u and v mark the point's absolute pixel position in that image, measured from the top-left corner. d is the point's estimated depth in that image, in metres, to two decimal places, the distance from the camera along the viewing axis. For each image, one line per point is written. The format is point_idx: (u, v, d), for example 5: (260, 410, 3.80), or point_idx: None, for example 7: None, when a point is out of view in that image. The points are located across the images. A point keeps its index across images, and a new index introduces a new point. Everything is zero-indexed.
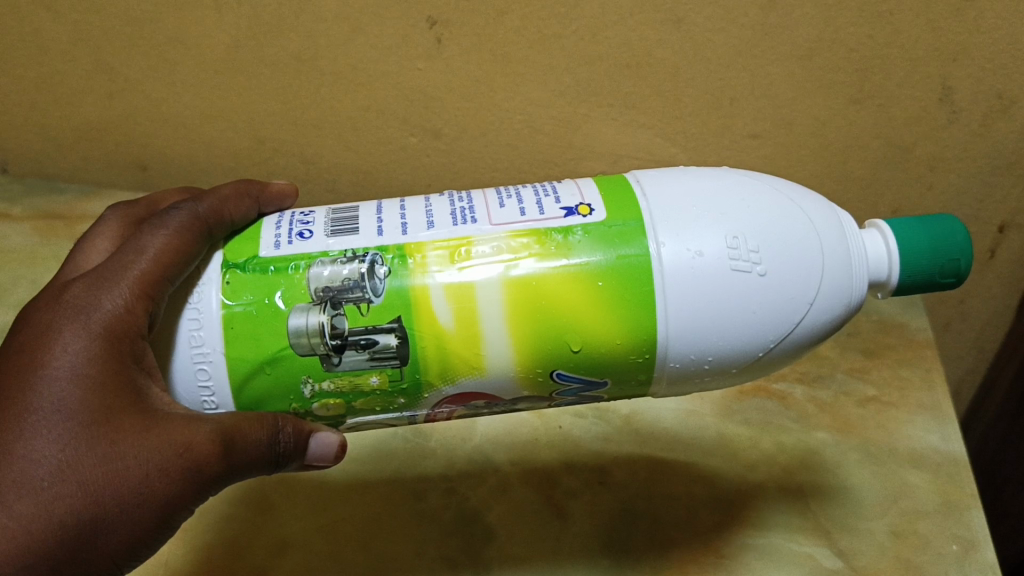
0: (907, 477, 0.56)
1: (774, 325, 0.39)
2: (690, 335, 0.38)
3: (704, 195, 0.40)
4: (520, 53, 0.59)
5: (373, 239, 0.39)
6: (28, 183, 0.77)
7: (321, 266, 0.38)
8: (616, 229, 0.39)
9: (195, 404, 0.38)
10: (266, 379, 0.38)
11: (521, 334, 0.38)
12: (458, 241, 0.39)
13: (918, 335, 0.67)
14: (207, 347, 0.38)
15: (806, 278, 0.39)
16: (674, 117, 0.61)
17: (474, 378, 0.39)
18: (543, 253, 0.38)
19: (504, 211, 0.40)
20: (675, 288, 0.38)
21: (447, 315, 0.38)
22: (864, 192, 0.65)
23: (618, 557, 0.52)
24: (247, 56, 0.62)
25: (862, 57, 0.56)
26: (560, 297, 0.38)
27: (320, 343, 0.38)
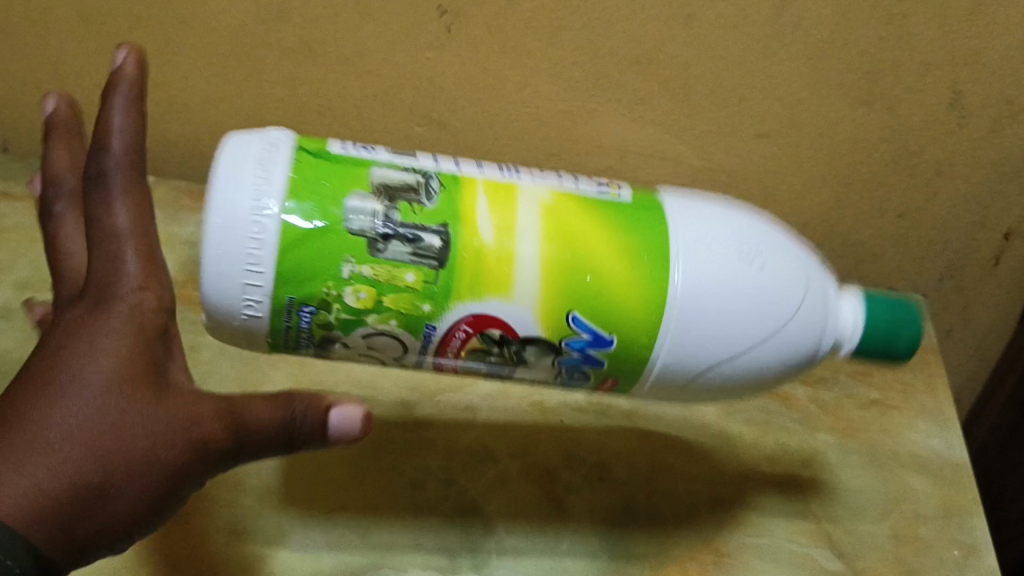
0: (909, 481, 0.56)
1: (749, 341, 0.43)
2: (683, 345, 0.43)
3: (718, 234, 0.44)
4: (530, 43, 0.58)
5: (425, 165, 0.44)
6: (28, 162, 0.73)
7: (385, 171, 0.43)
8: (645, 241, 0.43)
9: (234, 293, 0.40)
10: (309, 295, 0.40)
11: (553, 286, 0.42)
12: (509, 187, 0.44)
13: (922, 340, 0.67)
14: (263, 265, 0.40)
15: (792, 313, 0.44)
16: (683, 114, 0.61)
17: (500, 301, 0.42)
18: (576, 213, 0.43)
19: (547, 176, 0.45)
20: (683, 302, 0.42)
21: (492, 248, 0.41)
22: (871, 197, 0.65)
23: (615, 550, 0.52)
24: (254, 40, 0.61)
25: (874, 59, 0.56)
26: (594, 249, 0.43)
27: (371, 229, 0.41)
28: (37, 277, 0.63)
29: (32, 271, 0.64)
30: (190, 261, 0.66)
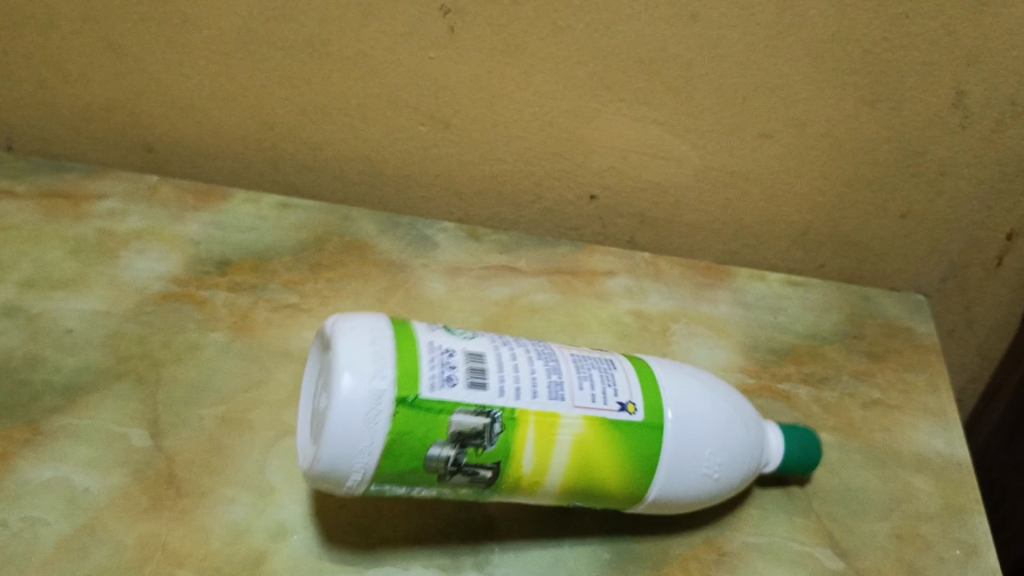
0: (911, 481, 0.56)
1: (707, 495, 0.48)
2: (668, 490, 0.46)
3: (691, 424, 0.46)
4: (534, 43, 0.58)
5: (496, 396, 0.43)
6: (32, 161, 0.72)
7: (461, 414, 0.42)
8: (654, 440, 0.45)
9: (347, 457, 0.40)
10: (402, 473, 0.42)
11: (572, 479, 0.45)
12: (550, 418, 0.43)
13: (924, 339, 0.67)
14: (371, 458, 0.41)
15: (747, 474, 0.50)
16: (686, 114, 0.61)
17: (527, 495, 0.45)
18: (605, 442, 0.44)
19: (581, 393, 0.45)
20: (664, 481, 0.46)
21: (529, 467, 0.44)
22: (874, 196, 0.65)
23: (620, 549, 0.51)
24: (259, 40, 0.61)
25: (877, 58, 0.56)
26: (601, 463, 0.45)
27: (442, 466, 0.43)
28: (40, 275, 0.63)
29: (35, 269, 0.64)
30: (193, 259, 0.66)
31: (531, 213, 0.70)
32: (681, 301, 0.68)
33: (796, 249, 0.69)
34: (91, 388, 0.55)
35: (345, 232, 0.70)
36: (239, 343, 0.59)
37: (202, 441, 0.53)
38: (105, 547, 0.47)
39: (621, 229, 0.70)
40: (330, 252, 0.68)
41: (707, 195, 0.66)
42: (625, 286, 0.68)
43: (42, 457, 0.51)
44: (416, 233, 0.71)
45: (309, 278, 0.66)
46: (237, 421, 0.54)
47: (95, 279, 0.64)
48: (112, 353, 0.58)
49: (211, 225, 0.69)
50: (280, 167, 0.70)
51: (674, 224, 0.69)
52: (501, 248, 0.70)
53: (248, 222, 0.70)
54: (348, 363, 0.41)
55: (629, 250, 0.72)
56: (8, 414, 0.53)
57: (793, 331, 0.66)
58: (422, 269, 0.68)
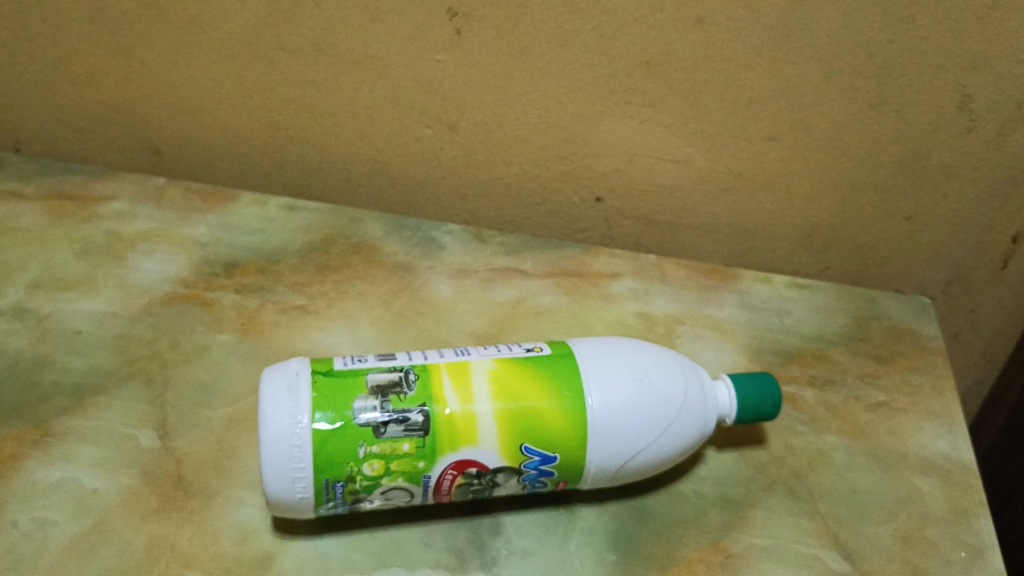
0: (917, 484, 0.56)
1: (654, 417, 0.46)
2: (607, 408, 0.46)
3: (597, 352, 0.48)
4: (540, 46, 0.59)
5: (406, 362, 0.47)
6: (40, 163, 0.73)
7: (375, 374, 0.46)
8: (563, 362, 0.48)
9: (282, 477, 0.43)
10: (336, 437, 0.43)
11: (508, 420, 0.45)
12: (461, 365, 0.47)
13: (930, 342, 0.67)
14: (305, 465, 0.43)
15: (696, 400, 0.49)
16: (691, 117, 0.61)
17: (471, 448, 0.44)
18: (518, 371, 0.47)
19: (487, 350, 0.49)
20: (596, 400, 0.46)
21: (455, 406, 0.45)
22: (880, 198, 0.65)
23: (626, 551, 0.50)
24: (267, 43, 0.62)
25: (883, 62, 0.56)
26: (525, 394, 0.46)
27: (372, 419, 0.44)
28: (48, 276, 0.64)
29: (44, 270, 0.64)
30: (201, 261, 0.66)
31: (537, 216, 0.70)
32: (686, 303, 0.68)
33: (801, 252, 0.70)
34: (99, 389, 0.56)
35: (351, 235, 0.70)
36: (246, 344, 0.60)
37: (210, 442, 0.53)
38: (114, 548, 0.47)
39: (627, 232, 0.71)
40: (336, 254, 0.68)
41: (712, 198, 0.66)
42: (631, 288, 0.69)
43: (52, 458, 0.51)
44: (422, 235, 0.71)
45: (316, 280, 0.66)
46: (245, 422, 0.54)
47: (102, 281, 0.64)
48: (120, 354, 0.58)
49: (218, 227, 0.69)
50: (287, 169, 0.70)
51: (680, 227, 0.69)
52: (507, 251, 0.70)
53: (255, 224, 0.70)
54: (268, 394, 0.44)
55: (635, 253, 0.72)
56: (18, 415, 0.53)
57: (798, 334, 0.66)
58: (428, 271, 0.68)
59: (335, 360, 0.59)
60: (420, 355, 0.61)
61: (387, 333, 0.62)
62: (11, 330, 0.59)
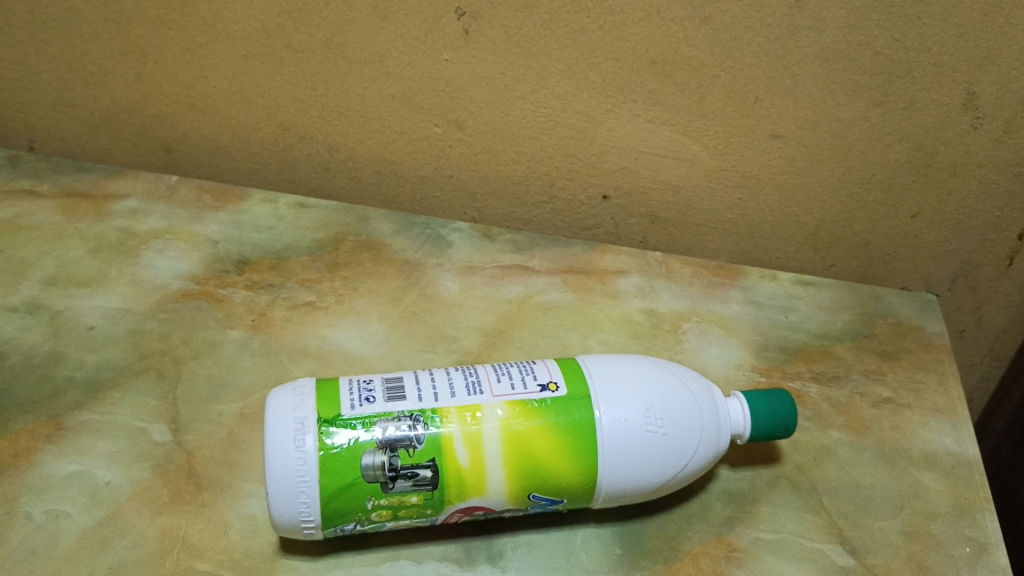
0: (921, 479, 0.56)
1: (662, 467, 0.47)
2: (618, 460, 0.46)
3: (611, 391, 0.47)
4: (547, 45, 0.59)
5: (416, 403, 0.46)
6: (54, 161, 0.74)
7: (384, 423, 0.45)
8: (577, 405, 0.47)
9: (291, 516, 0.44)
10: (344, 492, 0.44)
11: (516, 471, 0.46)
12: (471, 410, 0.46)
13: (935, 339, 0.67)
14: (312, 517, 0.44)
15: (707, 438, 0.49)
16: (697, 115, 0.62)
17: (479, 497, 0.46)
18: (530, 419, 0.46)
19: (500, 385, 0.48)
20: (609, 453, 0.46)
21: (465, 459, 0.45)
22: (885, 196, 0.65)
23: (631, 545, 0.50)
24: (278, 43, 0.62)
25: (888, 60, 0.57)
26: (537, 445, 0.46)
27: (380, 474, 0.44)
28: (62, 272, 0.65)
29: (57, 267, 0.65)
30: (212, 258, 0.67)
31: (545, 213, 0.71)
32: (693, 300, 0.68)
33: (808, 250, 0.70)
34: (112, 384, 0.56)
35: (360, 232, 0.71)
36: (257, 340, 0.60)
37: (220, 436, 0.54)
38: (127, 539, 0.48)
39: (633, 229, 0.71)
40: (346, 252, 0.69)
41: (718, 196, 0.67)
42: (637, 285, 0.69)
43: (66, 451, 0.52)
44: (431, 233, 0.72)
45: (325, 276, 0.67)
46: (255, 417, 0.55)
47: (115, 277, 0.65)
48: (133, 350, 0.59)
49: (229, 225, 0.70)
50: (297, 168, 0.71)
51: (687, 224, 0.70)
52: (514, 248, 0.71)
53: (265, 222, 0.71)
54: (274, 443, 0.44)
55: (642, 250, 0.72)
56: (33, 409, 0.54)
57: (805, 331, 0.67)
58: (436, 268, 0.69)
59: (344, 356, 0.60)
60: (428, 351, 0.61)
61: (396, 329, 0.63)
62: (26, 325, 0.60)
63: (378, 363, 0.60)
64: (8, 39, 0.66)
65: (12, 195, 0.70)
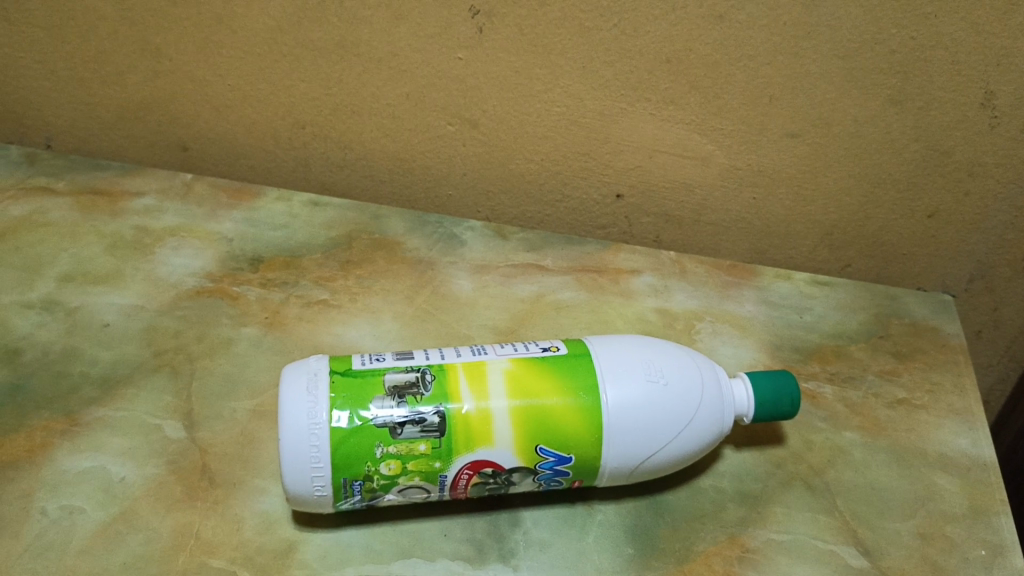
0: (936, 481, 0.56)
1: (670, 422, 0.47)
2: (622, 411, 0.46)
3: (612, 352, 0.48)
4: (561, 44, 0.59)
5: (423, 361, 0.48)
6: (71, 159, 0.74)
7: (393, 374, 0.47)
8: (580, 362, 0.48)
9: (302, 461, 0.44)
10: (354, 436, 0.44)
11: (522, 420, 0.46)
12: (477, 365, 0.47)
13: (951, 340, 0.67)
14: (323, 465, 0.44)
15: (713, 401, 0.48)
16: (712, 114, 0.62)
17: (486, 448, 0.45)
18: (533, 373, 0.47)
19: (505, 349, 0.49)
20: (613, 403, 0.46)
21: (472, 407, 0.45)
22: (901, 195, 0.65)
23: (643, 545, 0.50)
24: (292, 42, 0.62)
25: (904, 59, 0.56)
26: (541, 395, 0.46)
27: (389, 419, 0.45)
28: (78, 269, 0.65)
29: (73, 264, 0.65)
30: (226, 255, 0.67)
31: (558, 212, 0.71)
32: (706, 299, 0.68)
33: (822, 249, 0.70)
34: (127, 380, 0.57)
35: (374, 231, 0.71)
36: (271, 338, 0.60)
37: (234, 433, 0.54)
38: (140, 535, 0.48)
39: (647, 228, 0.71)
40: (359, 250, 0.69)
41: (732, 195, 0.67)
42: (651, 284, 0.69)
43: (81, 447, 0.52)
44: (444, 231, 0.72)
45: (339, 274, 0.67)
46: (268, 414, 0.55)
47: (131, 275, 0.65)
48: (148, 347, 0.59)
49: (244, 223, 0.70)
50: (311, 166, 0.71)
51: (701, 223, 0.70)
52: (527, 247, 0.71)
53: (280, 220, 0.71)
54: (288, 392, 0.45)
55: (656, 249, 0.72)
56: (49, 405, 0.54)
57: (819, 331, 0.66)
58: (449, 267, 0.69)
59: (357, 354, 0.60)
60: (441, 349, 0.61)
61: (409, 327, 0.63)
62: (42, 322, 0.60)
63: None
64: (26, 38, 0.67)
65: (29, 192, 0.71)
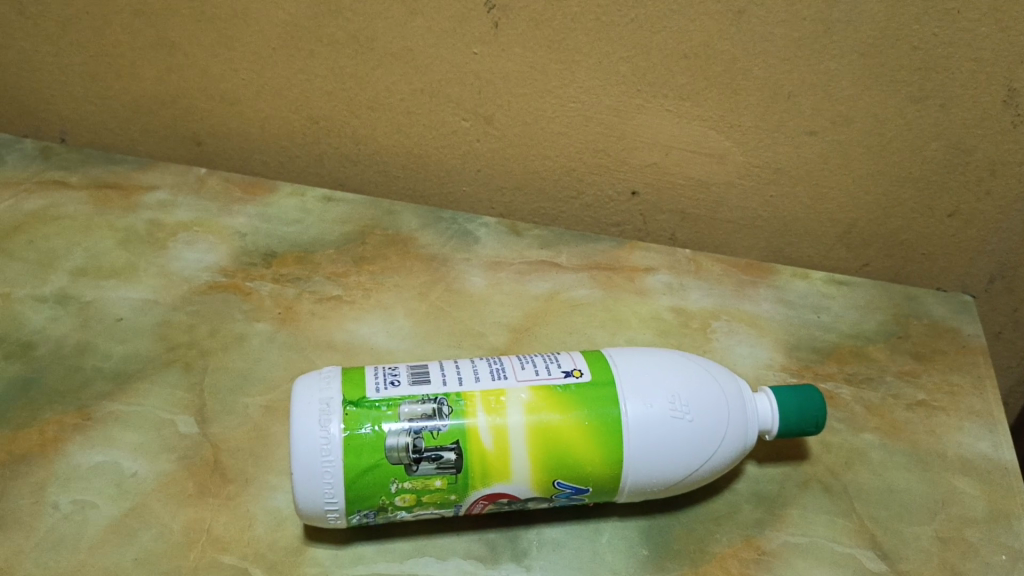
0: (956, 484, 0.55)
1: (689, 454, 0.46)
2: (643, 446, 0.45)
3: (635, 376, 0.47)
4: (577, 39, 0.59)
5: (440, 386, 0.47)
6: (85, 153, 0.74)
7: (409, 405, 0.46)
8: (602, 390, 0.47)
9: (314, 496, 0.44)
10: (369, 473, 0.44)
11: (540, 456, 0.45)
12: (496, 394, 0.46)
13: (971, 341, 0.66)
14: (337, 500, 0.44)
15: (735, 429, 0.48)
16: (729, 110, 0.61)
17: (503, 483, 0.45)
18: (554, 404, 0.46)
19: (525, 371, 0.48)
20: (633, 435, 0.45)
21: (489, 442, 0.45)
22: (921, 194, 0.64)
23: (658, 547, 0.50)
24: (306, 36, 0.62)
25: (927, 55, 0.55)
26: (561, 430, 0.45)
27: (405, 455, 0.44)
28: (92, 263, 0.65)
29: (87, 258, 0.65)
30: (239, 250, 0.67)
31: (572, 209, 0.70)
32: (722, 298, 0.67)
33: (840, 248, 0.69)
34: (140, 375, 0.57)
35: (387, 226, 0.70)
36: (284, 334, 0.60)
37: (246, 429, 0.54)
38: (152, 531, 0.48)
39: (663, 226, 0.70)
40: (372, 246, 0.69)
41: (749, 193, 0.66)
42: (666, 283, 0.68)
43: (93, 442, 0.52)
44: (458, 227, 0.71)
45: (352, 270, 0.66)
46: (281, 410, 0.55)
47: (144, 269, 0.65)
48: (161, 341, 0.59)
49: (257, 218, 0.70)
50: (325, 162, 0.71)
51: (717, 221, 0.69)
52: (541, 244, 0.70)
53: (293, 215, 0.71)
54: (299, 424, 0.44)
55: (671, 247, 0.72)
56: (62, 399, 0.54)
57: (837, 331, 0.66)
58: (463, 264, 0.68)
59: (370, 350, 0.60)
60: (454, 346, 0.61)
61: (422, 324, 0.62)
62: (56, 316, 0.60)
63: (404, 358, 0.59)
64: (41, 32, 0.67)
65: (43, 185, 0.71)
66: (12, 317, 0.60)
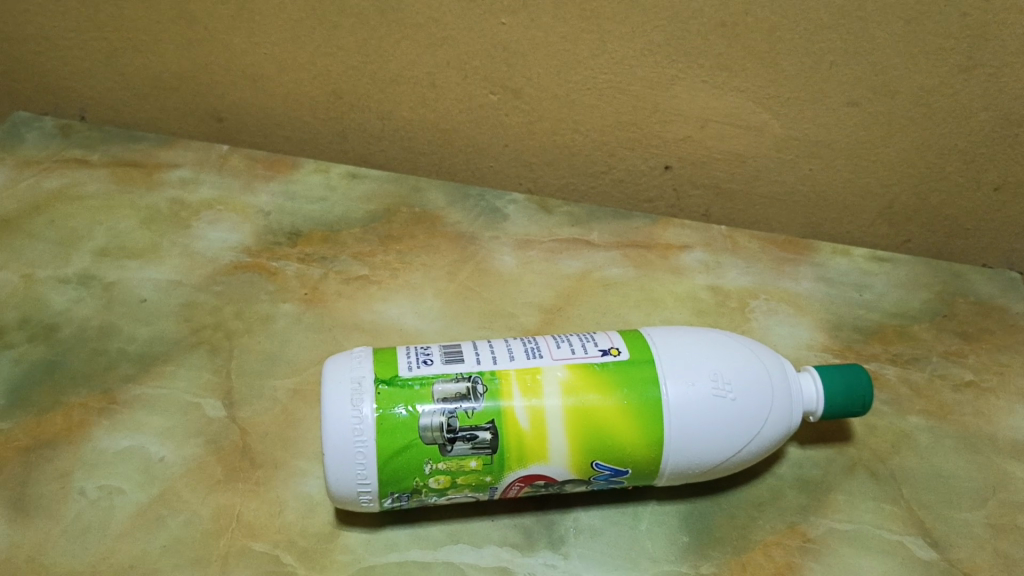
0: (1007, 469, 0.53)
1: (733, 435, 0.44)
2: (685, 428, 0.44)
3: (676, 355, 0.45)
4: (609, 8, 0.56)
5: (474, 365, 0.45)
6: (106, 130, 0.73)
7: (442, 383, 0.44)
8: (641, 369, 0.45)
9: (347, 478, 0.42)
10: (402, 455, 0.43)
11: (578, 436, 0.44)
12: (532, 373, 0.45)
13: (1020, 319, 0.63)
14: (370, 481, 0.43)
15: (780, 406, 0.46)
16: (768, 81, 0.58)
17: (540, 463, 0.44)
18: (592, 383, 0.44)
19: (561, 349, 0.46)
20: (675, 416, 0.44)
21: (525, 422, 0.43)
22: (968, 167, 0.61)
23: (699, 534, 0.48)
24: (328, 7, 0.60)
25: (977, 22, 0.53)
26: (599, 409, 0.44)
27: (439, 436, 0.43)
28: (115, 243, 0.64)
29: (109, 238, 0.64)
30: (263, 229, 0.66)
31: (604, 184, 0.68)
32: (760, 276, 0.65)
33: (882, 223, 0.67)
34: (166, 357, 0.55)
35: (414, 204, 0.69)
36: (310, 315, 0.59)
37: (275, 413, 0.52)
38: (181, 517, 0.47)
39: (696, 202, 0.68)
40: (399, 224, 0.67)
41: (787, 167, 0.64)
42: (701, 261, 0.66)
43: (119, 426, 0.51)
44: (486, 204, 0.69)
45: (379, 249, 0.65)
46: (309, 393, 0.54)
47: (168, 249, 0.64)
48: (186, 323, 0.58)
49: (281, 196, 0.69)
50: (349, 138, 0.69)
51: (753, 196, 0.67)
52: (573, 221, 0.69)
53: (318, 193, 0.69)
54: (331, 404, 0.43)
55: (705, 223, 0.70)
56: (86, 382, 0.53)
57: (879, 310, 0.63)
58: (492, 242, 0.66)
59: (399, 332, 0.58)
60: (485, 326, 0.59)
61: (451, 304, 0.61)
62: (79, 297, 0.59)
63: (434, 339, 0.58)
64: (58, 7, 0.65)
65: (64, 164, 0.70)
66: (34, 299, 0.59)
